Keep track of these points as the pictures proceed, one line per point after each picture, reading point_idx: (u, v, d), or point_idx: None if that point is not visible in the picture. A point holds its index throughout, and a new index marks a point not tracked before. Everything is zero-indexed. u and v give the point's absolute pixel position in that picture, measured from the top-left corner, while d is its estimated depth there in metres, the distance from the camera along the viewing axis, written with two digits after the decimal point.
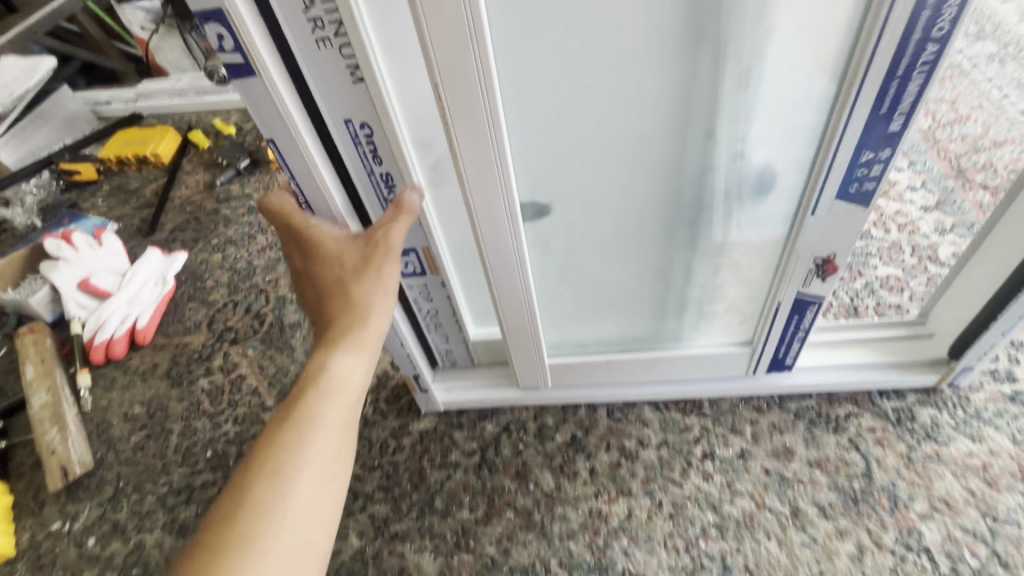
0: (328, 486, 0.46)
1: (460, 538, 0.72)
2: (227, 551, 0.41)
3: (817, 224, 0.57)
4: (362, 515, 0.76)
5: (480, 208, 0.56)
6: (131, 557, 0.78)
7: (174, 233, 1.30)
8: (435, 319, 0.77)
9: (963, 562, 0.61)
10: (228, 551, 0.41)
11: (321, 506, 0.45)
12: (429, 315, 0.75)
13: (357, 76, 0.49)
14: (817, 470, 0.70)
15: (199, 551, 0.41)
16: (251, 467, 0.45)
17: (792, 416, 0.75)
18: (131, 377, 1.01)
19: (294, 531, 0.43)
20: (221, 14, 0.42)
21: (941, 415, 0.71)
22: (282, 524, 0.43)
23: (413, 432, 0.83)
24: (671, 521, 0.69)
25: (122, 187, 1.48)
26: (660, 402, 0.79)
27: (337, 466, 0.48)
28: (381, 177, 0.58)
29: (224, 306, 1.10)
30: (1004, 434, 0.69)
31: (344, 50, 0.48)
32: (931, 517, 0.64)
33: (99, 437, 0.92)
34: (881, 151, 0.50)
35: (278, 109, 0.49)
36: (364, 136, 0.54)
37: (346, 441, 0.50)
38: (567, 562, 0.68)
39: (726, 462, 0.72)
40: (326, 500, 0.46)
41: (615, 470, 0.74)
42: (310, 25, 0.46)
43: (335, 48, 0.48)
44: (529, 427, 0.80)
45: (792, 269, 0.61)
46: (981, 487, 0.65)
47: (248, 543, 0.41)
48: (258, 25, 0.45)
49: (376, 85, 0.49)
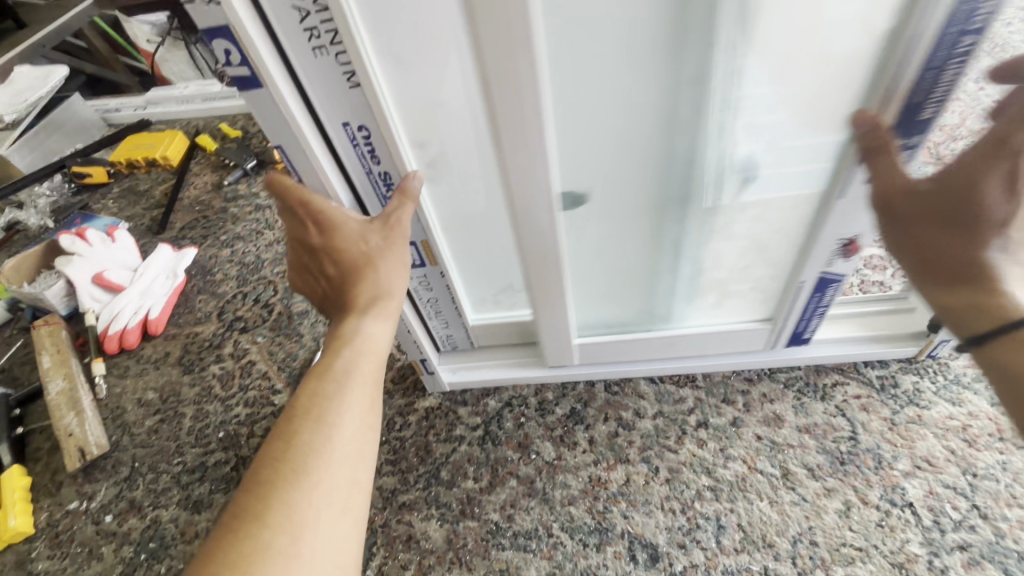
0: (366, 439, 0.45)
1: (465, 506, 0.74)
2: (274, 502, 0.39)
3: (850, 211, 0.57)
4: (370, 487, 0.78)
5: (522, 206, 0.56)
6: (147, 532, 0.80)
7: (183, 230, 1.34)
8: (435, 307, 0.79)
9: (945, 515, 0.64)
10: (274, 502, 0.39)
11: (361, 458, 0.44)
12: (429, 303, 0.78)
13: (353, 81, 0.49)
14: (806, 434, 0.73)
15: (244, 509, 0.39)
16: (288, 426, 0.44)
17: (782, 386, 0.79)
18: (144, 366, 1.04)
19: (339, 481, 0.42)
20: (227, 30, 0.42)
21: (922, 381, 0.75)
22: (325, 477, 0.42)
23: (419, 409, 0.86)
24: (668, 485, 0.72)
25: (131, 189, 1.52)
26: (656, 375, 0.83)
27: (371, 423, 0.47)
28: (380, 177, 0.58)
29: (234, 298, 1.13)
30: (982, 396, 0.72)
31: (340, 57, 0.47)
32: (914, 474, 0.67)
33: (114, 422, 0.95)
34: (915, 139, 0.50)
35: (284, 123, 0.49)
36: (362, 138, 0.54)
37: (377, 399, 0.48)
38: (568, 526, 0.71)
39: (719, 429, 0.76)
40: (365, 453, 0.45)
41: (613, 439, 0.77)
42: (305, 34, 0.45)
43: (332, 56, 0.47)
44: (530, 402, 0.84)
45: (816, 252, 0.63)
46: (961, 446, 0.69)
47: (295, 493, 0.40)
48: (261, 35, 0.44)
49: (374, 93, 0.49)
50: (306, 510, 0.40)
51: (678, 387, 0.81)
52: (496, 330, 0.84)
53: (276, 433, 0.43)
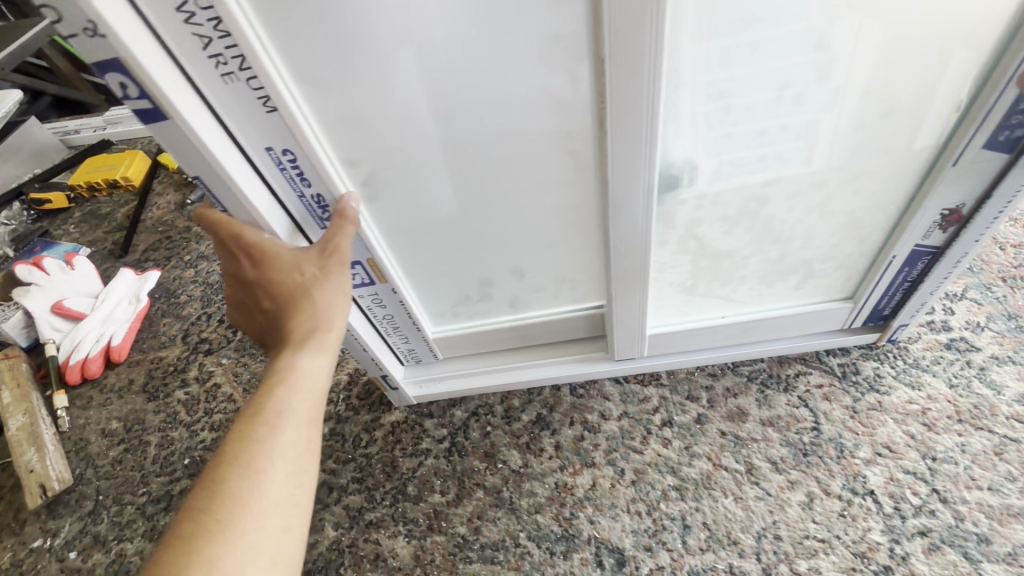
0: (302, 475, 0.45)
1: (433, 521, 0.74)
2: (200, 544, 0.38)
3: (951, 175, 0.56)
4: (338, 507, 0.77)
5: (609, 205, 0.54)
6: (113, 567, 0.79)
7: (147, 252, 1.32)
8: (393, 322, 0.77)
9: (905, 501, 0.64)
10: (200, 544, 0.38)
11: (297, 495, 0.44)
12: (385, 320, 0.76)
13: (269, 106, 0.48)
14: (770, 428, 0.73)
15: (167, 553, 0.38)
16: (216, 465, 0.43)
17: (745, 378, 0.78)
18: (108, 395, 1.02)
19: (272, 520, 0.41)
20: (118, 63, 0.40)
21: (882, 366, 0.75)
22: (257, 515, 0.41)
23: (385, 424, 0.85)
24: (633, 487, 0.71)
25: (93, 212, 1.49)
26: (621, 376, 0.82)
27: (308, 457, 0.46)
28: (313, 200, 0.56)
29: (198, 319, 1.12)
30: (941, 379, 0.72)
31: (253, 82, 0.46)
32: (875, 462, 0.67)
33: (78, 455, 0.94)
34: None
35: (198, 153, 0.47)
36: (289, 161, 0.53)
37: (315, 432, 0.48)
38: (535, 534, 0.70)
39: (684, 427, 0.75)
40: (300, 489, 0.44)
41: (579, 443, 0.77)
42: (212, 61, 0.44)
43: (243, 82, 0.46)
44: (496, 410, 0.83)
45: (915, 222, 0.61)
46: (920, 431, 0.69)
47: (221, 535, 0.39)
48: (161, 66, 0.43)
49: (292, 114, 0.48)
50: (234, 560, 0.39)
51: (644, 388, 0.80)
52: (458, 341, 0.83)
53: (201, 481, 0.42)
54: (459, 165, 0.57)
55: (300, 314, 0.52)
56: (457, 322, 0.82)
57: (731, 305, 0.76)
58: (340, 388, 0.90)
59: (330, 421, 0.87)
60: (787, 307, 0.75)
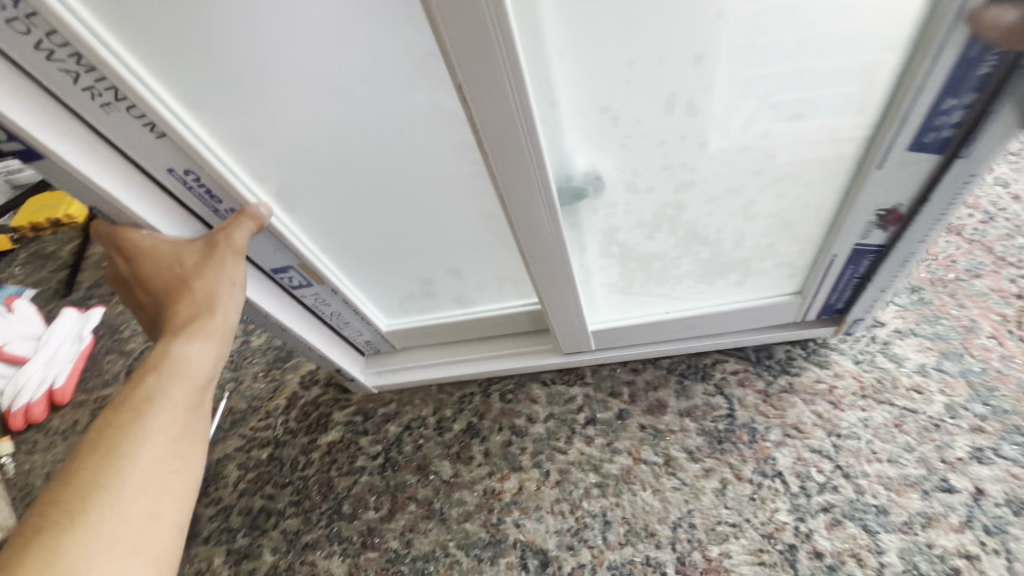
0: (175, 462, 0.47)
1: (366, 537, 0.75)
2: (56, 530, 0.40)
3: (882, 174, 0.54)
4: (275, 532, 0.78)
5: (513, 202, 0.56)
6: None
7: (91, 289, 1.32)
8: (341, 318, 0.80)
9: (810, 480, 0.66)
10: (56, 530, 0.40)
11: (168, 480, 0.46)
12: (334, 316, 0.79)
13: (155, 130, 0.51)
14: (687, 418, 0.75)
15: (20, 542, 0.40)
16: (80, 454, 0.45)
17: (665, 371, 0.80)
18: (52, 437, 1.03)
19: (138, 505, 0.43)
20: None
21: (794, 349, 0.77)
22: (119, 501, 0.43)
23: (322, 444, 0.86)
24: (557, 487, 0.73)
25: (37, 253, 1.48)
26: (547, 378, 0.84)
27: (186, 443, 0.49)
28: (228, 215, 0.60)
29: (141, 353, 1.12)
30: (847, 356, 0.74)
31: (133, 110, 0.50)
32: (785, 443, 0.69)
33: (23, 501, 0.94)
34: (966, 96, 0.46)
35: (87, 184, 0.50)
36: (194, 180, 0.56)
37: (194, 421, 0.50)
38: (464, 543, 0.71)
39: (606, 424, 0.77)
40: (174, 474, 0.46)
41: (507, 448, 0.78)
42: (86, 94, 0.48)
43: (123, 111, 0.49)
44: (429, 422, 0.84)
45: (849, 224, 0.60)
46: (827, 409, 0.71)
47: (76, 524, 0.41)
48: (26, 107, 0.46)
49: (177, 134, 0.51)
50: (91, 551, 0.40)
51: (569, 389, 0.82)
52: (407, 334, 0.85)
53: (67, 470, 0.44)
54: (358, 169, 0.59)
55: (184, 304, 0.55)
56: (416, 315, 0.84)
57: (675, 302, 0.75)
58: (278, 412, 0.91)
59: (269, 446, 0.88)
60: (735, 304, 0.73)
